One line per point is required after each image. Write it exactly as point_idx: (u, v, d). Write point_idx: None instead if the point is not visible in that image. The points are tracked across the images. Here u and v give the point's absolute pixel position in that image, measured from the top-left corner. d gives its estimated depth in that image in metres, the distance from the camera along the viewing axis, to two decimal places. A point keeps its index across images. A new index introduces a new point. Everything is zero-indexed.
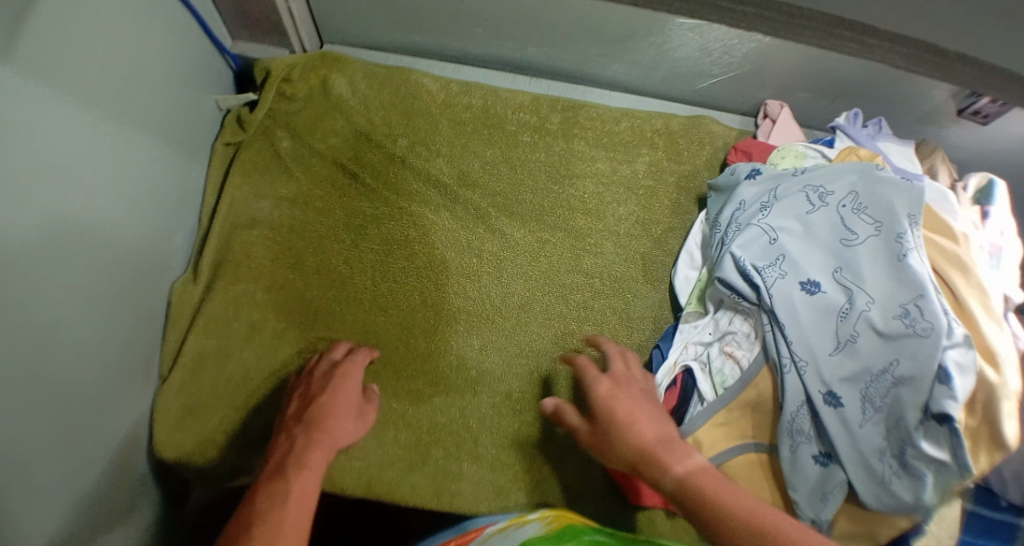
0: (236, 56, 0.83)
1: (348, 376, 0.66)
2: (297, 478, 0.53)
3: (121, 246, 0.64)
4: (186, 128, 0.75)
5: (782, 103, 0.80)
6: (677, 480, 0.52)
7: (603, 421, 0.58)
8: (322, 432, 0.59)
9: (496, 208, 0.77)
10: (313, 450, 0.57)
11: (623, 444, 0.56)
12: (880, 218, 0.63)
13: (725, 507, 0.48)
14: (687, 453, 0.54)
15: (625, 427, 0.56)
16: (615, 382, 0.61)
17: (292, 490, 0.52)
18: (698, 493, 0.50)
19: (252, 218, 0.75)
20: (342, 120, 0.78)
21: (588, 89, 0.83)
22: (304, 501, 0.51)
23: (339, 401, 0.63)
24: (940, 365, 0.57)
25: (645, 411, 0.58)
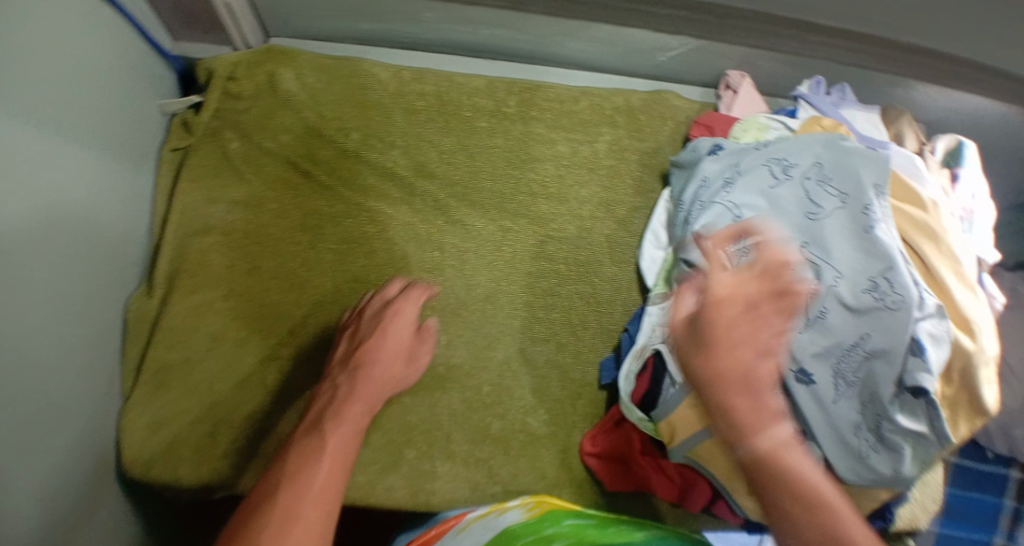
0: (177, 58, 0.80)
1: (385, 330, 0.64)
2: (333, 431, 0.55)
3: (71, 264, 0.62)
4: (131, 136, 0.72)
5: (745, 73, 0.78)
6: (755, 448, 0.47)
7: (697, 351, 0.50)
8: (359, 385, 0.60)
9: (455, 197, 0.75)
10: (351, 403, 0.58)
11: (706, 382, 0.49)
12: (843, 190, 0.63)
13: (789, 497, 0.46)
14: (773, 420, 0.48)
15: (720, 367, 0.48)
16: (732, 304, 0.50)
17: (323, 445, 0.53)
18: (773, 469, 0.47)
19: (205, 224, 0.73)
20: (292, 116, 0.75)
21: (547, 69, 0.81)
22: (336, 461, 0.52)
23: (382, 349, 0.63)
24: (913, 337, 0.58)
25: (752, 348, 0.49)
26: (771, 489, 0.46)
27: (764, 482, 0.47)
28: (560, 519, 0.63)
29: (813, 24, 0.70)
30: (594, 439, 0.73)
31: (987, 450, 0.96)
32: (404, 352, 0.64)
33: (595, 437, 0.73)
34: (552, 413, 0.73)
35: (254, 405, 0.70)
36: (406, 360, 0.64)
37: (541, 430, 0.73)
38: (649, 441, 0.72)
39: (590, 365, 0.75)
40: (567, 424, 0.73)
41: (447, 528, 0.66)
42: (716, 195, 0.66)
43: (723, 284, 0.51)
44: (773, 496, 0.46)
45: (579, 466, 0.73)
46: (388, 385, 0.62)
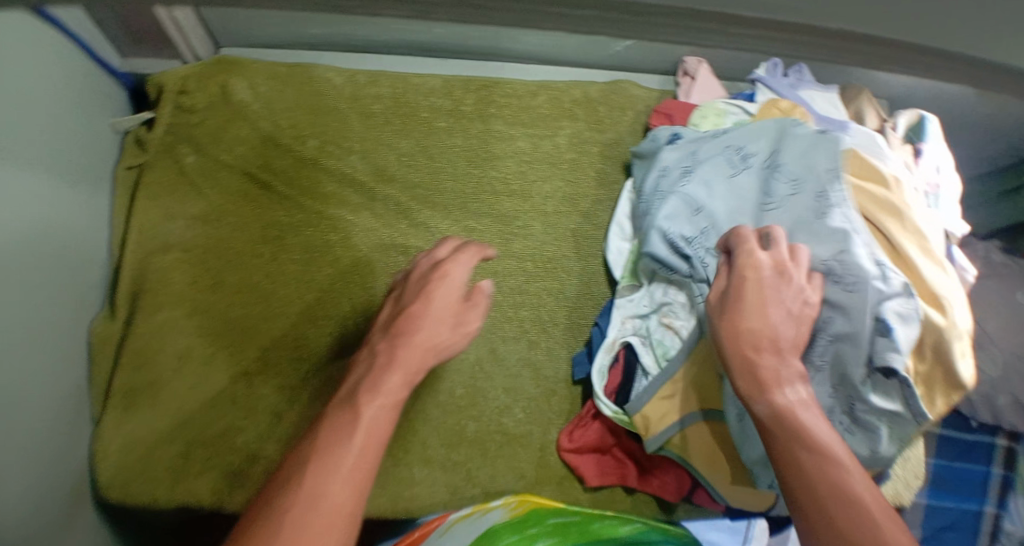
0: (127, 74, 0.78)
1: (430, 291, 0.50)
2: (370, 404, 0.43)
3: (28, 292, 0.61)
4: (83, 157, 0.70)
5: (701, 59, 0.76)
6: (770, 409, 0.46)
7: (722, 317, 0.50)
8: (400, 350, 0.47)
9: (417, 200, 0.74)
10: (388, 374, 0.45)
11: (727, 344, 0.49)
12: (798, 172, 0.62)
13: (810, 466, 0.43)
14: (791, 383, 0.47)
15: (739, 331, 0.49)
16: (756, 277, 0.50)
17: (361, 418, 0.42)
18: (790, 432, 0.45)
19: (165, 242, 0.72)
20: (248, 126, 0.74)
21: (502, 65, 0.80)
22: (373, 440, 0.42)
23: (428, 309, 0.49)
24: (878, 317, 0.56)
25: (771, 316, 0.49)
26: (784, 451, 0.44)
27: (776, 444, 0.45)
28: (544, 518, 0.66)
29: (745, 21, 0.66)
30: (570, 435, 0.72)
31: (970, 420, 0.94)
32: (454, 314, 0.49)
33: (571, 432, 0.72)
34: (527, 412, 0.73)
35: (224, 423, 0.69)
36: (452, 327, 0.49)
37: (517, 430, 0.72)
38: (626, 434, 0.71)
39: (563, 362, 0.75)
40: (543, 421, 0.73)
41: (431, 528, 0.67)
42: (676, 185, 0.66)
43: (749, 258, 0.51)
44: (784, 458, 0.44)
45: (558, 463, 0.72)
46: (435, 355, 0.48)
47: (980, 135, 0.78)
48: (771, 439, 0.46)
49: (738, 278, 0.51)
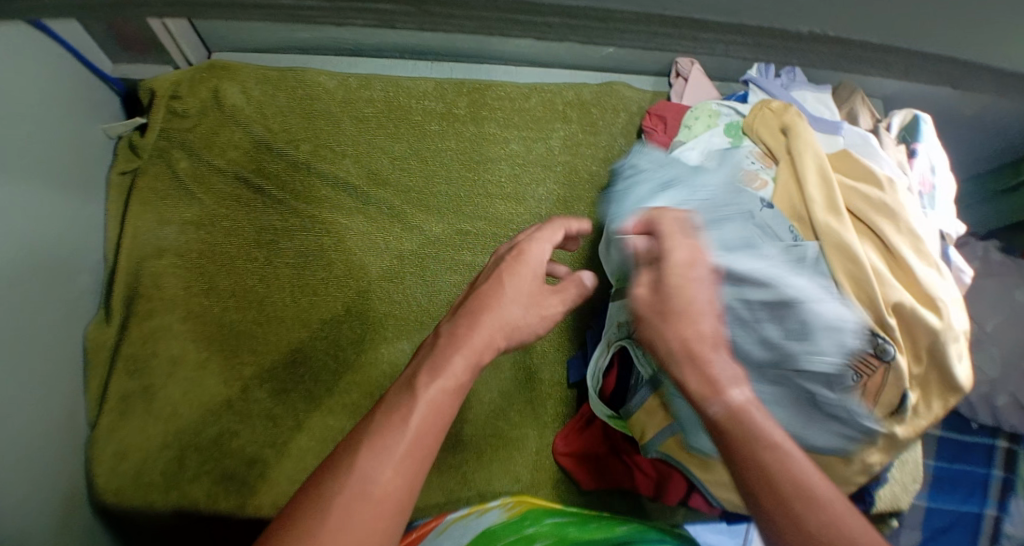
0: (118, 80, 0.78)
1: (513, 273, 0.47)
2: (437, 387, 0.40)
3: (18, 301, 0.61)
4: (73, 164, 0.70)
5: (693, 59, 0.77)
6: (725, 413, 0.42)
7: (653, 317, 0.44)
8: (475, 330, 0.43)
9: (410, 204, 0.74)
10: (457, 353, 0.42)
11: (676, 347, 0.43)
12: (726, 199, 0.61)
13: (767, 461, 0.40)
14: (741, 386, 0.42)
15: (676, 334, 0.43)
16: (689, 269, 0.44)
17: (427, 403, 0.39)
18: (754, 439, 0.41)
19: (158, 247, 0.72)
20: (239, 131, 0.74)
21: (495, 66, 0.79)
22: (441, 427, 0.39)
23: (507, 289, 0.46)
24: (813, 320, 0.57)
25: (703, 316, 0.43)
26: (740, 448, 0.41)
27: (736, 451, 0.42)
28: (540, 518, 0.62)
29: None
30: (566, 438, 0.72)
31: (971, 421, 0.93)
32: (538, 296, 0.47)
33: (567, 436, 0.72)
34: (523, 415, 0.73)
35: (219, 428, 0.68)
36: (530, 307, 0.46)
37: (512, 433, 0.72)
38: (622, 438, 0.70)
39: (558, 364, 0.75)
40: (538, 425, 0.73)
41: (427, 530, 0.64)
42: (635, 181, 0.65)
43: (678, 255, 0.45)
44: (744, 463, 0.41)
45: (554, 466, 0.72)
46: (522, 336, 0.46)
47: (975, 132, 0.78)
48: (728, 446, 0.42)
49: (665, 275, 0.44)
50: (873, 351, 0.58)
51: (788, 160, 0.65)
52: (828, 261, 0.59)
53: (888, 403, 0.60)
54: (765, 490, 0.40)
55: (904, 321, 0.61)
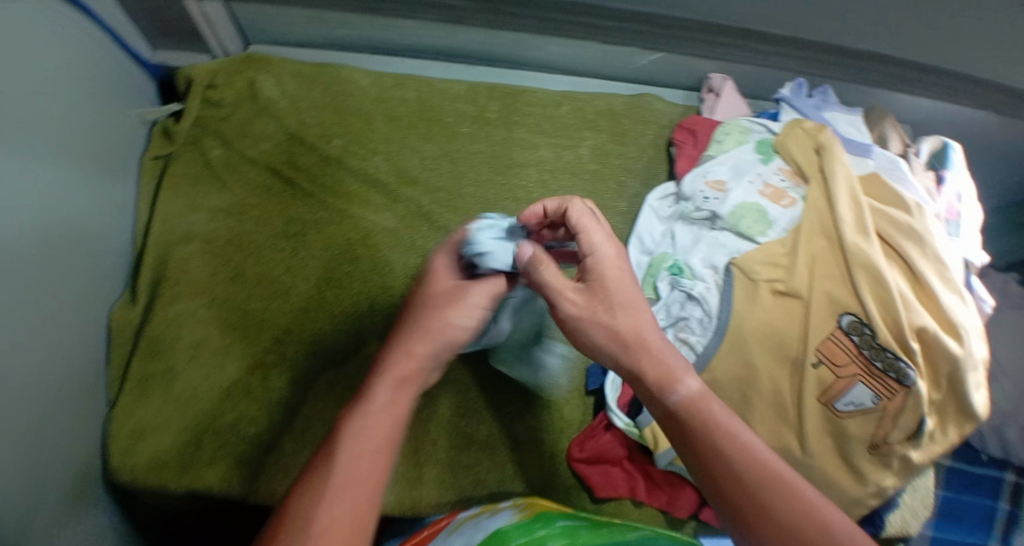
0: (156, 67, 0.79)
1: (430, 283, 0.54)
2: (365, 411, 0.47)
3: (50, 275, 0.62)
4: (110, 145, 0.71)
5: (726, 75, 0.78)
6: (673, 400, 0.50)
7: (588, 313, 0.50)
8: (391, 352, 0.51)
9: (437, 204, 0.74)
10: (380, 381, 0.49)
11: (632, 335, 0.51)
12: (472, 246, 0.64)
13: (722, 449, 0.49)
14: (684, 372, 0.51)
15: (617, 324, 0.50)
16: (615, 262, 0.52)
17: (357, 426, 0.47)
18: (694, 421, 0.49)
19: (187, 232, 0.72)
20: (273, 123, 0.75)
21: (527, 73, 0.81)
22: (382, 436, 0.47)
23: (426, 299, 0.53)
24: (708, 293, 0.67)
25: (638, 306, 0.51)
26: (702, 440, 0.49)
27: (685, 435, 0.50)
28: (553, 521, 0.62)
29: (773, 38, 0.71)
30: (580, 445, 0.72)
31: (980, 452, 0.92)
32: (450, 296, 0.52)
33: (582, 442, 0.72)
34: (538, 419, 0.73)
35: (238, 413, 0.69)
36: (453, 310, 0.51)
37: (527, 437, 0.72)
38: (636, 448, 0.73)
39: (576, 371, 0.76)
40: (553, 431, 0.73)
41: (440, 527, 0.64)
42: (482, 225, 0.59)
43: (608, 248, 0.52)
44: (707, 453, 0.49)
45: (568, 473, 0.72)
46: (451, 342, 0.51)
47: None
48: (676, 429, 0.50)
49: (593, 272, 0.52)
50: (892, 375, 0.61)
51: (820, 181, 0.66)
52: (855, 280, 0.62)
53: (905, 428, 0.62)
54: (725, 475, 0.48)
55: (925, 346, 0.62)
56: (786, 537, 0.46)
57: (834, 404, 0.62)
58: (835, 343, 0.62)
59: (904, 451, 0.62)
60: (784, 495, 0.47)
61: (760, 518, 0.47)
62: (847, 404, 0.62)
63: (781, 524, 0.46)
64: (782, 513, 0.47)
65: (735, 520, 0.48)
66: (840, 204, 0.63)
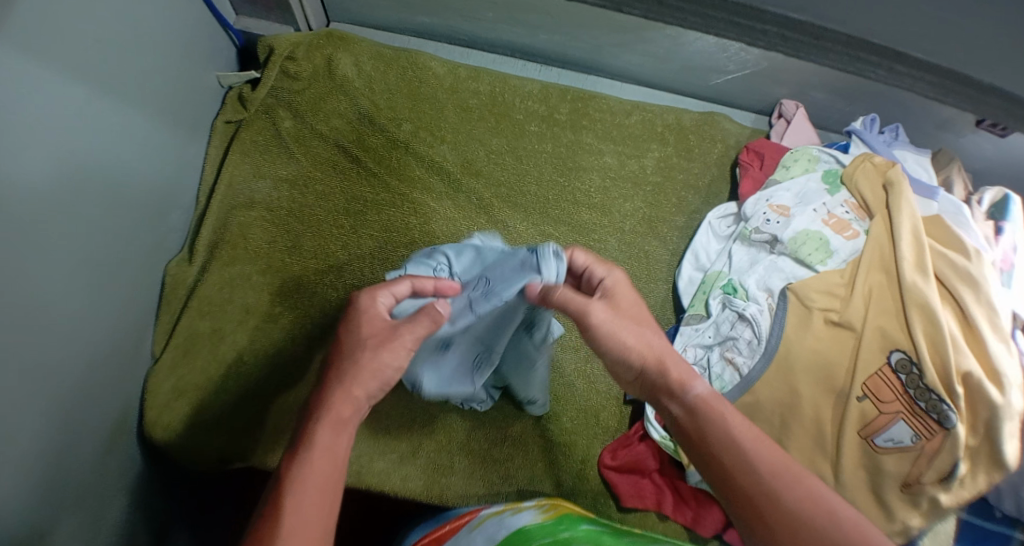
0: (239, 33, 0.81)
1: (354, 323, 0.50)
2: (304, 455, 0.45)
3: (123, 221, 0.63)
4: (186, 104, 0.72)
5: (798, 103, 0.81)
6: (689, 399, 0.48)
7: (616, 320, 0.50)
8: (326, 394, 0.48)
9: (500, 198, 0.76)
10: (316, 424, 0.46)
11: (645, 349, 0.50)
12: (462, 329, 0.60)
13: (743, 456, 0.44)
14: (696, 374, 0.49)
15: (638, 336, 0.50)
16: (628, 285, 0.52)
17: (297, 470, 0.44)
18: (709, 420, 0.47)
19: (250, 199, 0.73)
20: (346, 102, 0.77)
21: (601, 80, 0.85)
22: (325, 479, 0.44)
23: (353, 339, 0.50)
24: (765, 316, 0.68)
25: (648, 323, 0.51)
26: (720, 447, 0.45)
27: (699, 434, 0.47)
28: (577, 523, 0.57)
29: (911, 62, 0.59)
30: (613, 452, 0.73)
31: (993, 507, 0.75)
32: (383, 337, 0.49)
33: (615, 450, 0.73)
34: (574, 421, 0.74)
35: (279, 382, 0.69)
36: (387, 345, 0.49)
37: (561, 437, 0.73)
38: (668, 461, 0.74)
39: None
40: (587, 434, 0.74)
41: (461, 524, 0.61)
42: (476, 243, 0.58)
43: (619, 279, 0.52)
44: (724, 466, 0.45)
45: (597, 479, 0.72)
46: (390, 381, 0.50)
47: None
48: (690, 426, 0.47)
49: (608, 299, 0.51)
50: (934, 416, 0.60)
51: (884, 217, 0.67)
52: (909, 319, 0.62)
53: (937, 470, 0.61)
54: (752, 488, 0.43)
55: (966, 391, 0.61)
56: (798, 529, 0.41)
57: (872, 439, 0.62)
58: (882, 379, 0.62)
59: (934, 492, 0.61)
60: (797, 491, 0.43)
61: (772, 511, 0.42)
62: (885, 440, 0.62)
63: (793, 518, 0.41)
64: (795, 505, 0.42)
65: (745, 518, 0.43)
66: (902, 241, 0.64)
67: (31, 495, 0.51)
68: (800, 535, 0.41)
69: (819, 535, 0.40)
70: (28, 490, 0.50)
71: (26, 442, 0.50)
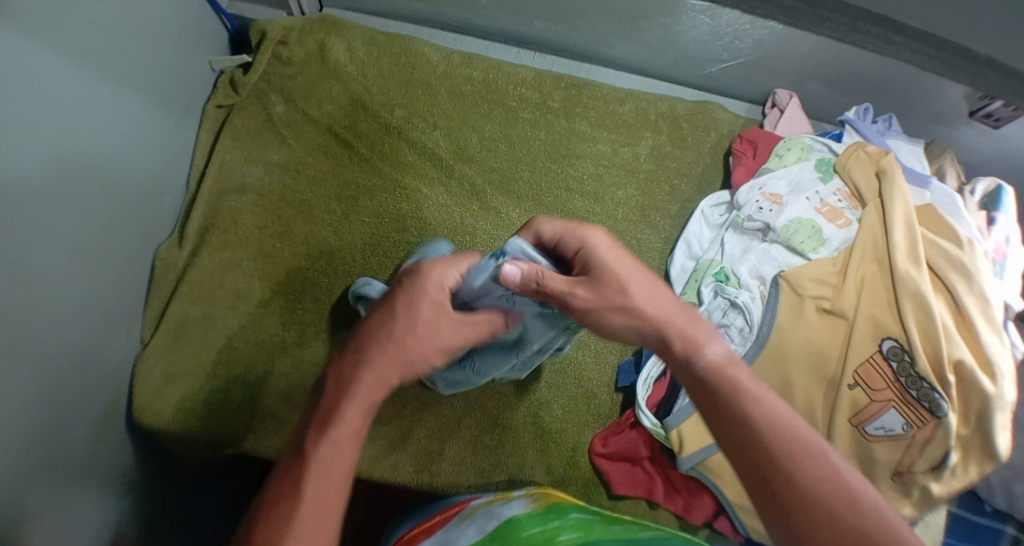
0: (232, 17, 0.81)
1: (415, 303, 0.48)
2: (319, 445, 0.44)
3: (113, 202, 0.62)
4: (178, 87, 0.72)
5: (792, 93, 0.82)
6: (700, 367, 0.47)
7: (599, 302, 0.47)
8: (363, 372, 0.47)
9: (491, 185, 0.76)
10: (347, 404, 0.46)
11: (643, 319, 0.48)
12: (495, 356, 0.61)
13: (755, 427, 0.43)
14: (711, 337, 0.48)
15: (630, 310, 0.48)
16: (608, 246, 0.49)
17: (311, 461, 0.44)
18: (723, 386, 0.46)
19: (241, 183, 0.73)
20: (339, 87, 0.77)
21: (595, 68, 0.84)
22: (331, 478, 0.43)
23: (406, 322, 0.48)
24: (757, 304, 0.68)
25: (636, 292, 0.48)
26: (731, 416, 0.44)
27: (711, 401, 0.46)
28: (567, 512, 0.56)
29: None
30: (604, 440, 0.73)
31: (984, 500, 0.75)
32: (428, 326, 0.48)
33: (606, 438, 0.73)
34: (566, 409, 0.74)
35: (269, 367, 0.69)
36: (427, 337, 0.48)
37: (552, 425, 0.73)
38: (660, 450, 0.73)
39: (609, 367, 0.77)
40: (580, 422, 0.74)
41: (452, 514, 0.60)
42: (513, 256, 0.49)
43: (592, 245, 0.49)
44: (739, 437, 0.44)
45: (588, 466, 0.72)
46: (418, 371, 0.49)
47: None
48: (702, 395, 0.47)
49: (592, 266, 0.48)
50: (925, 404, 0.60)
51: (876, 205, 0.67)
52: (901, 306, 0.61)
53: (929, 459, 0.60)
54: (764, 460, 0.42)
55: (958, 380, 0.60)
56: (814, 508, 0.40)
57: (864, 427, 0.62)
58: (873, 366, 0.62)
59: (925, 481, 0.61)
60: (817, 469, 0.42)
61: (788, 488, 0.41)
62: (876, 428, 0.61)
63: (808, 496, 0.40)
64: (812, 486, 0.41)
65: (758, 492, 0.42)
66: (893, 230, 0.64)
67: (16, 479, 0.50)
68: (815, 515, 0.40)
69: (837, 516, 0.40)
70: (21, 469, 0.50)
71: (18, 420, 0.50)
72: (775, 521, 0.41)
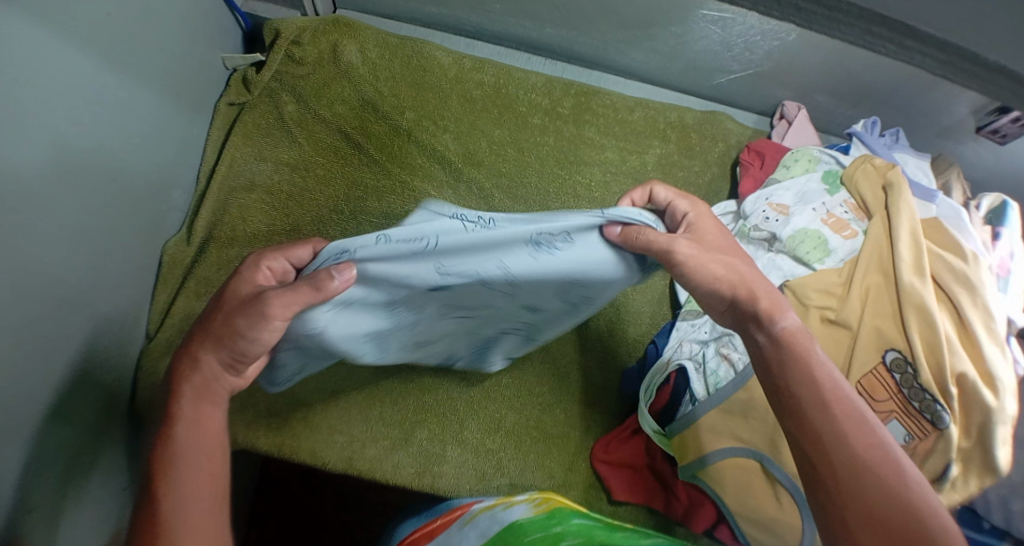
0: (247, 16, 0.82)
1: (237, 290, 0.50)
2: (165, 440, 0.46)
3: (122, 195, 0.62)
4: (192, 82, 0.73)
5: (800, 105, 0.82)
6: (773, 331, 0.49)
7: (700, 251, 0.49)
8: (191, 363, 0.49)
9: (500, 189, 0.77)
10: (181, 400, 0.48)
11: (732, 274, 0.50)
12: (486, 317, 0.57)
13: (814, 393, 0.46)
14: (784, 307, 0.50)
15: (723, 266, 0.50)
16: (710, 214, 0.54)
17: (162, 458, 0.46)
18: (790, 351, 0.48)
19: (250, 180, 0.73)
20: (350, 88, 0.77)
21: (605, 75, 0.85)
22: (200, 460, 0.46)
23: (224, 308, 0.49)
24: None
25: (736, 254, 0.52)
26: (794, 382, 0.47)
27: (777, 365, 0.48)
28: (569, 518, 0.56)
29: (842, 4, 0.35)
30: (606, 446, 0.72)
31: (982, 518, 0.74)
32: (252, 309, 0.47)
33: (608, 444, 0.73)
34: (567, 413, 0.74)
35: None
36: (248, 318, 0.47)
37: (554, 429, 0.73)
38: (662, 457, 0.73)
39: (613, 372, 0.77)
40: (582, 427, 0.74)
41: (453, 518, 0.60)
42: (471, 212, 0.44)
43: (702, 210, 0.54)
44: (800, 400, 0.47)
45: (589, 472, 0.72)
46: (253, 352, 0.48)
47: None
48: (774, 357, 0.49)
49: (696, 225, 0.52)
50: (927, 417, 0.60)
51: (882, 218, 0.68)
52: (906, 318, 0.61)
53: (929, 471, 0.60)
54: (819, 425, 0.45)
55: (960, 392, 0.60)
56: (862, 471, 0.44)
57: None
58: (876, 378, 0.62)
59: None
60: (868, 436, 0.45)
61: (841, 451, 0.44)
62: None
63: (859, 460, 0.44)
64: (862, 451, 0.44)
65: (809, 457, 0.46)
66: (899, 242, 0.64)
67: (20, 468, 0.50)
68: (862, 477, 0.43)
69: (882, 479, 0.43)
70: (26, 458, 0.50)
71: (23, 412, 0.50)
72: (823, 487, 0.45)
